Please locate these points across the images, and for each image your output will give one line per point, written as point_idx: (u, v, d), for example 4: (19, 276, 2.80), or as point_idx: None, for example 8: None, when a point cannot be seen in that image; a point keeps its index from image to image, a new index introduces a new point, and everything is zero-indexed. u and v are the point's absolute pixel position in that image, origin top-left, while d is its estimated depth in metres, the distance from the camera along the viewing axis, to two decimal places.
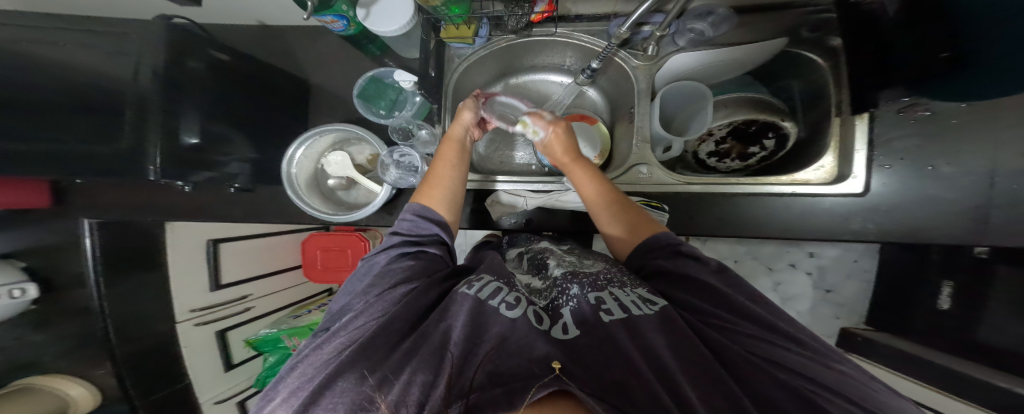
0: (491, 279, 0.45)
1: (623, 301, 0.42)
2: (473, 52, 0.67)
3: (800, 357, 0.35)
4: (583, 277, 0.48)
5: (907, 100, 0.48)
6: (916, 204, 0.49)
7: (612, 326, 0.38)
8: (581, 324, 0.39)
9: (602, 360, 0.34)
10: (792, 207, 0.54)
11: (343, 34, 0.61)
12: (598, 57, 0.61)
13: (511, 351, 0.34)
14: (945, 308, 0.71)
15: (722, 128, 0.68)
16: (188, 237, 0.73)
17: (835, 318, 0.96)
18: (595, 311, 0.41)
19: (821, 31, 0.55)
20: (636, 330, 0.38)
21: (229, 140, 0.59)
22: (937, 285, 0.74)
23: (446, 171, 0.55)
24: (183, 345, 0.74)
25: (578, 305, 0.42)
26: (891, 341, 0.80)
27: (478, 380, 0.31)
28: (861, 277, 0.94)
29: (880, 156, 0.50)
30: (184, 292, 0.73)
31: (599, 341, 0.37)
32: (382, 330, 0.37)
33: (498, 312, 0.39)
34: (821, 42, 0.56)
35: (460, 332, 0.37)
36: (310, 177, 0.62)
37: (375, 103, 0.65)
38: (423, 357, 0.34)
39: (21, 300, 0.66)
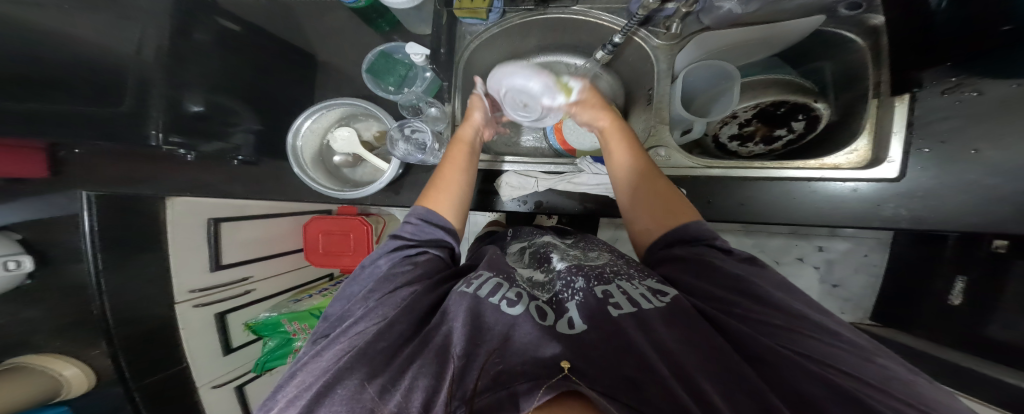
0: (490, 274, 0.43)
1: (632, 294, 0.39)
2: (486, 28, 0.65)
3: (836, 350, 0.32)
4: (588, 270, 0.45)
5: (955, 80, 0.46)
6: (956, 190, 0.47)
7: (621, 320, 0.35)
8: (588, 318, 0.37)
9: (614, 357, 0.31)
10: (821, 193, 0.52)
11: (353, 6, 0.59)
12: (620, 31, 0.58)
13: (516, 352, 0.32)
14: (957, 305, 0.68)
15: (748, 110, 0.65)
16: (190, 214, 0.71)
17: (841, 313, 0.98)
18: (603, 304, 0.38)
19: (862, 9, 0.51)
20: (647, 323, 0.35)
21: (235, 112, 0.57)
22: (951, 280, 0.70)
23: (456, 173, 0.54)
24: (183, 327, 0.72)
25: (584, 298, 0.40)
26: (903, 337, 0.78)
27: (482, 383, 0.28)
28: (870, 271, 0.96)
29: (917, 138, 0.48)
30: (184, 271, 0.71)
31: (608, 336, 0.34)
32: (383, 334, 0.35)
33: (497, 309, 0.37)
34: (862, 21, 0.52)
35: (461, 333, 0.34)
36: (315, 152, 0.60)
37: (384, 78, 0.63)
38: (426, 360, 0.32)
39: (16, 272, 0.63)
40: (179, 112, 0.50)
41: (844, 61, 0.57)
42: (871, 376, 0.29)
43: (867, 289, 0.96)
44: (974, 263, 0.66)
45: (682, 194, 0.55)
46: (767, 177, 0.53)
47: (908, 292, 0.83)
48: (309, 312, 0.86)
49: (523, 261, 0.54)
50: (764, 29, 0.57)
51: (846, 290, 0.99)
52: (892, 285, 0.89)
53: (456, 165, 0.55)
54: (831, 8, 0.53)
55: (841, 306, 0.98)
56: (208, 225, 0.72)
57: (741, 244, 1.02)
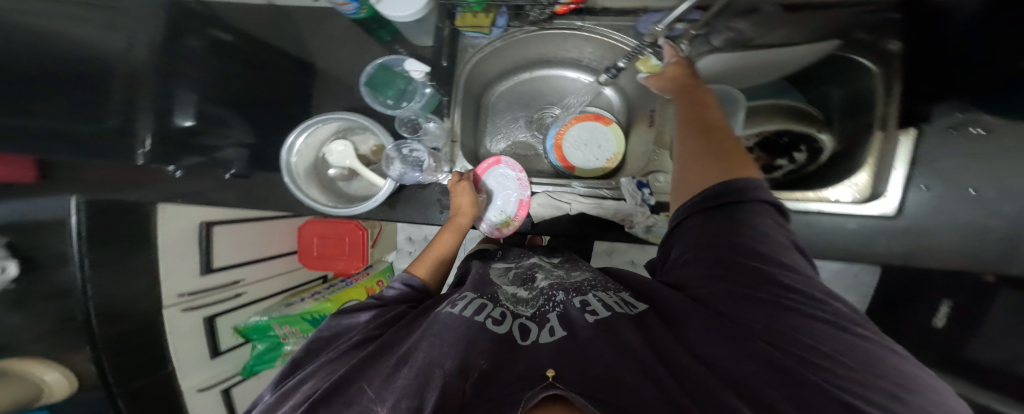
0: (473, 296, 0.42)
1: (606, 301, 0.39)
2: (489, 43, 0.63)
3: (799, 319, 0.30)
4: (568, 284, 0.45)
5: (964, 114, 0.46)
6: (951, 226, 0.46)
7: (595, 324, 0.34)
8: (568, 326, 0.36)
9: (584, 361, 0.29)
10: (816, 225, 0.51)
11: (354, 17, 0.57)
12: (627, 55, 0.59)
13: (506, 365, 0.30)
14: (939, 327, 0.69)
15: (751, 138, 0.66)
16: (180, 220, 0.72)
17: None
18: (580, 312, 0.37)
19: (879, 34, 0.51)
20: (614, 329, 0.33)
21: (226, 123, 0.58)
22: (935, 302, 0.71)
23: (444, 251, 0.56)
24: (170, 331, 0.72)
25: (565, 309, 0.39)
26: None
27: (467, 391, 0.28)
28: (860, 290, 0.97)
29: (917, 175, 0.47)
30: (173, 274, 0.71)
31: (587, 341, 0.32)
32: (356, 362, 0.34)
33: (483, 326, 0.36)
34: (878, 46, 0.51)
35: (436, 345, 0.33)
36: (310, 165, 0.58)
37: (382, 92, 0.61)
38: (400, 374, 0.31)
39: (1, 278, 0.62)
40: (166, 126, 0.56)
41: (853, 88, 0.56)
42: (832, 346, 0.28)
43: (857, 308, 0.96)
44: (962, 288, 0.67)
45: None
46: None
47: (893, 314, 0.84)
48: (300, 317, 0.86)
49: (507, 279, 0.51)
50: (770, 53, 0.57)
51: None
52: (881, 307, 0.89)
53: (445, 240, 0.57)
54: (846, 33, 0.53)
55: None
56: (200, 228, 0.75)
57: None
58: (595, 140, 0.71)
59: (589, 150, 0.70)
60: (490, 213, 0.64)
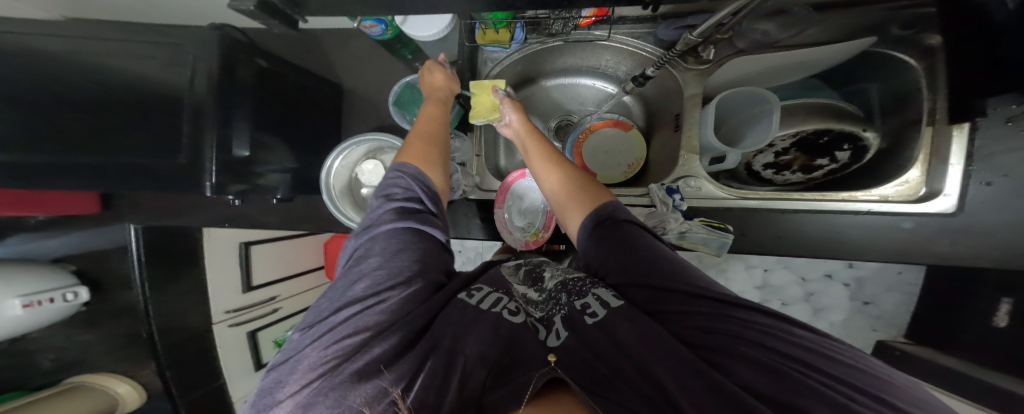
0: (490, 288, 0.39)
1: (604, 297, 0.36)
2: (507, 55, 0.64)
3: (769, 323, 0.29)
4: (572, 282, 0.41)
5: (1019, 107, 0.42)
6: (1012, 225, 0.44)
7: (595, 330, 0.32)
8: (570, 328, 0.34)
9: (589, 364, 0.29)
10: (867, 227, 0.49)
11: (379, 39, 0.55)
12: (655, 64, 0.54)
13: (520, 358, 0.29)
14: (1001, 326, 0.63)
15: (786, 139, 0.63)
16: (222, 243, 0.79)
17: (873, 330, 0.95)
18: (580, 314, 0.35)
19: (917, 29, 0.49)
20: (613, 325, 0.32)
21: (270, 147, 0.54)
22: (994, 301, 0.64)
23: (433, 126, 0.48)
24: (218, 345, 0.83)
25: (569, 312, 0.36)
26: (933, 356, 0.74)
27: (489, 380, 0.28)
28: (904, 289, 0.91)
29: (977, 171, 0.45)
30: (221, 294, 0.82)
31: (589, 343, 0.31)
32: (397, 319, 0.31)
33: (499, 317, 0.34)
34: (918, 40, 0.50)
35: (452, 329, 0.31)
36: (345, 185, 0.58)
37: (410, 109, 0.59)
38: (435, 354, 0.29)
39: (74, 303, 0.67)
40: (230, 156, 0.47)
41: (891, 84, 0.55)
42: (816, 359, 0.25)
43: (901, 307, 0.92)
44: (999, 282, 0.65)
45: (729, 230, 0.53)
46: (807, 209, 0.52)
47: (936, 310, 0.82)
48: None
49: (517, 276, 0.49)
50: (804, 53, 0.56)
51: (877, 308, 0.95)
52: (928, 305, 0.85)
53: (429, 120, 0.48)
54: (882, 29, 0.51)
55: (872, 324, 0.95)
56: (240, 249, 0.83)
57: (765, 261, 0.99)
58: (616, 148, 0.70)
59: (610, 156, 0.70)
60: (515, 228, 0.62)
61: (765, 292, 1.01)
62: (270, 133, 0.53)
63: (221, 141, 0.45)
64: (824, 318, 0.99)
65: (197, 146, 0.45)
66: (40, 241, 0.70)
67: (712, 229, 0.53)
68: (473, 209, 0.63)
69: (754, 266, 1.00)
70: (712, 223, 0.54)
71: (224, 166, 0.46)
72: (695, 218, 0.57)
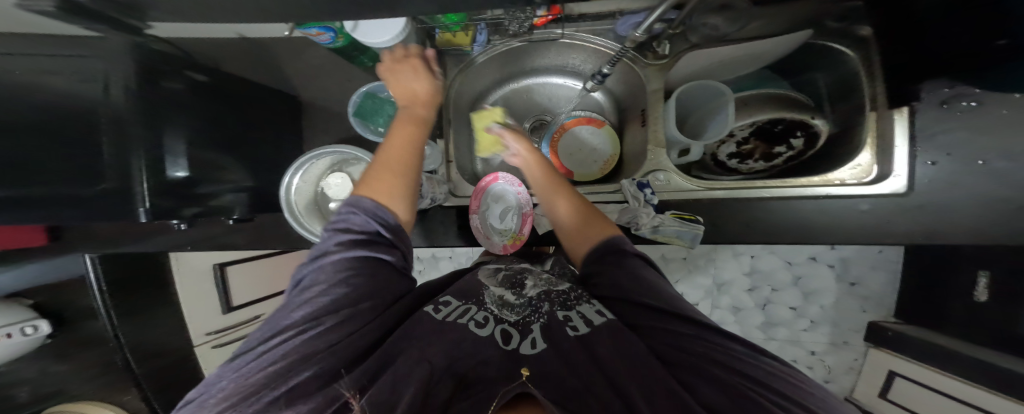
0: (460, 300, 0.41)
1: (588, 314, 0.39)
2: (471, 58, 0.64)
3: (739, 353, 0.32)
4: (555, 293, 0.44)
5: (951, 90, 0.44)
6: (965, 202, 0.45)
7: (576, 341, 0.35)
8: (547, 337, 0.36)
9: (565, 372, 0.31)
10: (827, 211, 0.50)
11: (330, 46, 0.55)
12: (610, 62, 0.55)
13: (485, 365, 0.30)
14: (983, 301, 0.68)
15: (745, 129, 0.63)
16: (196, 263, 0.80)
17: (863, 311, 0.96)
18: (562, 324, 0.38)
19: (849, 21, 0.50)
20: (595, 341, 0.34)
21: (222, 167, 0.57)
22: (975, 276, 0.70)
23: (409, 141, 0.45)
24: (203, 366, 0.83)
25: (549, 321, 0.39)
26: (928, 335, 0.78)
27: (451, 386, 0.28)
28: (888, 267, 0.93)
29: (922, 152, 0.46)
30: (198, 314, 0.82)
31: (563, 357, 0.33)
32: (359, 328, 0.33)
33: (467, 329, 0.36)
34: (853, 32, 0.50)
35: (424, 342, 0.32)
36: (310, 202, 0.57)
37: (372, 119, 0.59)
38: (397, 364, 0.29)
39: (34, 337, 0.66)
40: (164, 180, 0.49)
41: (838, 75, 0.55)
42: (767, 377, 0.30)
43: (888, 287, 0.93)
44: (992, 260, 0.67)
45: (700, 221, 0.53)
46: (771, 196, 0.52)
47: (925, 289, 0.84)
48: None
49: (495, 278, 0.49)
50: (754, 45, 0.56)
51: (865, 288, 0.96)
52: (918, 284, 0.87)
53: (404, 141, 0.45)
54: (819, 22, 0.52)
55: (862, 304, 0.96)
56: (214, 270, 0.83)
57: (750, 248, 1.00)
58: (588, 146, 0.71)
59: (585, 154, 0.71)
60: (493, 233, 0.62)
61: (754, 279, 1.02)
62: (199, 150, 0.54)
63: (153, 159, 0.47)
64: (814, 302, 0.99)
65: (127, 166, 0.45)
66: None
67: (683, 222, 0.53)
68: (443, 216, 0.62)
69: (740, 253, 1.01)
70: (684, 215, 0.54)
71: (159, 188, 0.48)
72: (667, 210, 0.57)
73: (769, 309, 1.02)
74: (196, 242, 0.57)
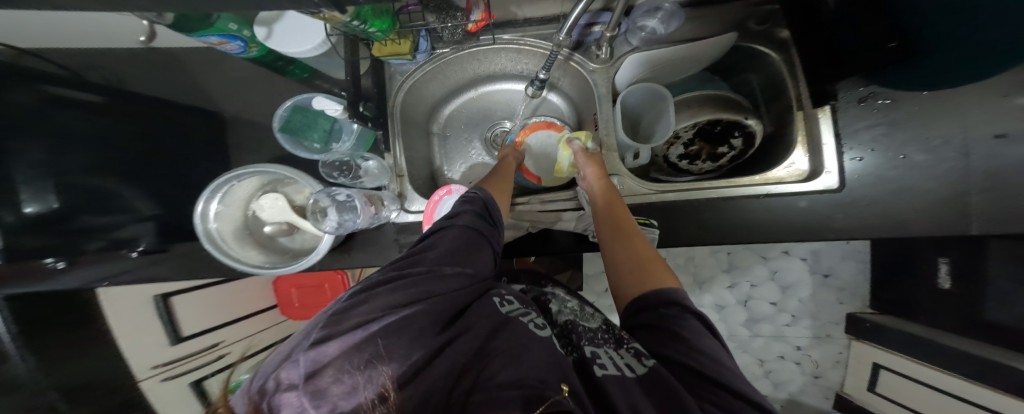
0: (519, 301, 0.40)
1: (613, 361, 0.32)
2: (416, 68, 0.61)
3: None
4: (588, 331, 0.39)
5: (865, 89, 0.46)
6: (901, 195, 0.45)
7: (604, 378, 0.29)
8: (578, 369, 0.32)
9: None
10: (771, 209, 0.49)
11: (247, 56, 0.51)
12: (545, 66, 0.54)
13: (528, 360, 0.28)
14: (948, 288, 0.71)
15: (688, 130, 0.63)
16: (133, 297, 0.71)
17: (840, 303, 0.97)
18: (588, 363, 0.32)
19: (769, 24, 0.54)
20: (633, 387, 0.28)
21: (119, 194, 0.53)
22: (934, 263, 0.74)
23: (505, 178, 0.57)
24: (155, 401, 0.73)
25: (580, 353, 0.34)
26: (899, 323, 0.81)
27: (501, 381, 0.25)
28: (857, 257, 0.96)
29: (850, 147, 0.47)
30: (142, 353, 0.71)
31: (588, 398, 0.28)
32: (448, 289, 0.33)
33: (525, 325, 0.34)
34: (772, 34, 0.54)
35: (467, 347, 0.30)
36: (239, 227, 0.52)
37: (306, 136, 0.54)
38: (439, 365, 0.27)
39: None
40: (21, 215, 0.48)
41: (768, 73, 0.57)
42: None
43: (859, 276, 0.96)
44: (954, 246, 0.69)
45: (654, 225, 0.53)
46: (718, 197, 0.51)
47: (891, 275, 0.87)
48: None
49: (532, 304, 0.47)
50: (692, 47, 0.55)
51: (838, 279, 0.98)
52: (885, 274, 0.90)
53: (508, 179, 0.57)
54: (741, 24, 0.55)
55: (839, 296, 0.98)
56: (157, 302, 0.75)
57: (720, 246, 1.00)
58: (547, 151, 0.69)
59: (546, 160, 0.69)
60: None
61: (733, 275, 1.04)
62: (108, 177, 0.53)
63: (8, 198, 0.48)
64: (793, 296, 1.00)
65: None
66: None
67: (637, 227, 0.52)
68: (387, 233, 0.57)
69: (717, 250, 1.04)
70: (638, 221, 0.53)
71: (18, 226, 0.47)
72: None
73: (751, 306, 1.03)
74: (103, 279, 0.49)
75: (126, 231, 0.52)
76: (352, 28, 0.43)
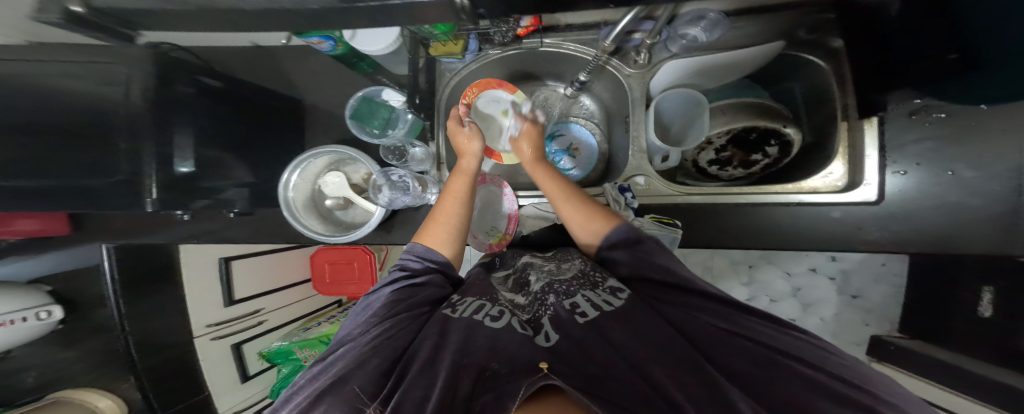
0: (474, 298, 0.46)
1: (594, 300, 0.42)
2: (463, 66, 0.66)
3: (761, 327, 0.38)
4: (558, 284, 0.47)
5: (919, 102, 0.46)
6: (940, 212, 0.46)
7: (586, 326, 0.38)
8: (558, 328, 0.39)
9: (585, 357, 0.34)
10: (800, 217, 0.51)
11: (332, 54, 0.59)
12: (587, 68, 0.60)
13: (499, 367, 0.33)
14: (988, 317, 0.62)
15: (722, 136, 0.66)
16: (201, 257, 0.81)
17: (865, 325, 0.93)
18: (571, 314, 0.41)
19: (820, 33, 0.53)
20: (606, 328, 0.38)
21: (226, 164, 0.61)
22: (977, 290, 0.65)
23: (455, 200, 0.54)
24: (202, 359, 0.82)
25: (556, 312, 0.42)
26: (927, 349, 0.72)
27: (473, 387, 0.32)
28: (890, 280, 0.91)
29: (894, 161, 0.47)
30: (201, 307, 0.81)
31: (579, 342, 0.37)
32: (389, 334, 0.40)
33: (483, 324, 0.40)
34: (823, 44, 0.54)
35: (451, 347, 0.37)
36: (308, 199, 0.61)
37: (368, 123, 0.62)
38: (419, 368, 0.35)
39: (48, 321, 0.70)
40: (168, 174, 0.55)
41: (812, 82, 0.58)
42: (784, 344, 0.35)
43: (891, 299, 0.91)
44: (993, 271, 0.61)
45: (678, 225, 0.55)
46: (747, 202, 0.53)
47: (924, 300, 0.80)
48: (319, 340, 0.88)
49: (506, 285, 0.54)
50: (732, 55, 0.58)
51: (867, 300, 0.94)
52: (915, 296, 0.84)
53: (455, 200, 0.55)
54: (790, 33, 0.55)
55: (864, 318, 0.94)
56: (219, 264, 0.83)
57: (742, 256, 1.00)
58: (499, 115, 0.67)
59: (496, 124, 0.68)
60: (481, 232, 0.68)
61: (753, 289, 1.01)
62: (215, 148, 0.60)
63: (161, 157, 0.54)
64: (814, 314, 0.97)
65: (136, 161, 0.53)
66: (12, 262, 0.73)
67: (661, 225, 0.55)
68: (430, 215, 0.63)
69: (739, 262, 1.02)
70: (662, 219, 0.56)
71: (166, 183, 0.55)
72: (646, 214, 0.58)
73: None
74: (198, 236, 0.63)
75: (224, 194, 0.61)
76: (423, 31, 0.55)
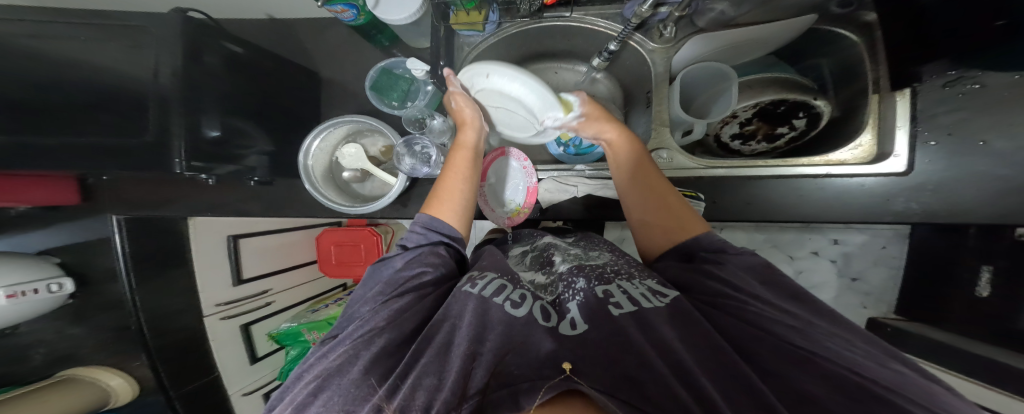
0: (494, 276, 0.44)
1: (631, 293, 0.40)
2: (483, 39, 0.65)
3: (855, 354, 0.31)
4: (589, 270, 0.45)
5: (954, 73, 0.45)
6: (967, 184, 0.46)
7: (622, 320, 0.36)
8: (588, 317, 0.37)
9: (612, 356, 0.32)
10: (826, 188, 0.52)
11: (353, 24, 0.58)
12: (615, 39, 0.58)
13: (516, 361, 0.31)
14: (984, 296, 0.62)
15: (748, 109, 0.64)
16: (209, 234, 0.75)
17: (863, 307, 0.93)
18: (603, 303, 0.38)
19: (854, 7, 0.52)
20: (648, 323, 0.35)
21: (246, 134, 0.60)
22: (974, 269, 0.64)
23: (457, 177, 0.53)
24: (212, 338, 0.78)
25: (585, 298, 0.40)
26: (925, 330, 0.72)
27: (487, 382, 0.29)
28: (892, 264, 0.90)
29: (924, 131, 0.48)
30: (210, 287, 0.77)
31: (610, 335, 0.34)
32: (393, 318, 0.39)
33: (502, 309, 0.38)
34: (856, 18, 0.53)
35: (465, 332, 0.35)
36: (326, 169, 0.60)
37: (387, 94, 0.62)
38: (426, 361, 0.33)
39: (59, 294, 0.68)
40: (198, 137, 0.50)
41: (840, 57, 0.58)
42: (893, 382, 0.28)
43: (891, 282, 0.90)
44: (998, 252, 0.61)
45: (700, 199, 0.55)
46: (776, 175, 0.53)
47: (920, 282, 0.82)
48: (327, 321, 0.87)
49: (524, 263, 0.54)
50: (759, 29, 0.58)
51: (865, 284, 0.93)
52: (913, 279, 0.84)
53: (459, 171, 0.54)
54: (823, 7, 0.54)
55: (863, 300, 0.94)
56: (228, 242, 0.78)
57: (751, 239, 0.99)
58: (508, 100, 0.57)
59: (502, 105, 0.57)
60: (498, 206, 0.68)
61: None
62: (238, 117, 0.57)
63: None
64: None
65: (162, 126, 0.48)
66: (26, 235, 0.73)
67: (686, 198, 0.55)
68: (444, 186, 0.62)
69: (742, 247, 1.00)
70: (686, 192, 0.56)
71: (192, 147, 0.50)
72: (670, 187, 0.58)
73: None
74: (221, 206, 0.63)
75: (246, 161, 0.60)
76: None
